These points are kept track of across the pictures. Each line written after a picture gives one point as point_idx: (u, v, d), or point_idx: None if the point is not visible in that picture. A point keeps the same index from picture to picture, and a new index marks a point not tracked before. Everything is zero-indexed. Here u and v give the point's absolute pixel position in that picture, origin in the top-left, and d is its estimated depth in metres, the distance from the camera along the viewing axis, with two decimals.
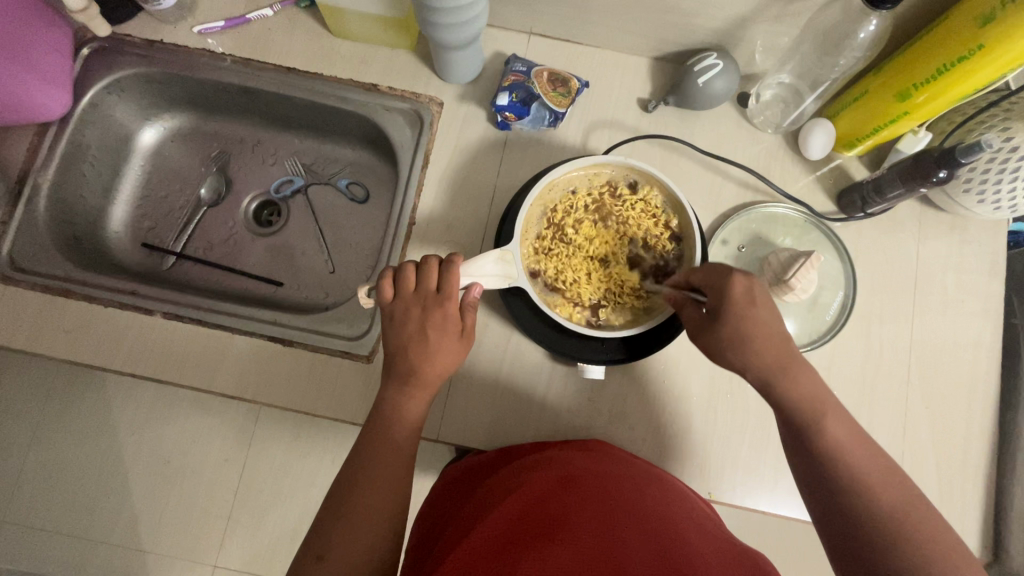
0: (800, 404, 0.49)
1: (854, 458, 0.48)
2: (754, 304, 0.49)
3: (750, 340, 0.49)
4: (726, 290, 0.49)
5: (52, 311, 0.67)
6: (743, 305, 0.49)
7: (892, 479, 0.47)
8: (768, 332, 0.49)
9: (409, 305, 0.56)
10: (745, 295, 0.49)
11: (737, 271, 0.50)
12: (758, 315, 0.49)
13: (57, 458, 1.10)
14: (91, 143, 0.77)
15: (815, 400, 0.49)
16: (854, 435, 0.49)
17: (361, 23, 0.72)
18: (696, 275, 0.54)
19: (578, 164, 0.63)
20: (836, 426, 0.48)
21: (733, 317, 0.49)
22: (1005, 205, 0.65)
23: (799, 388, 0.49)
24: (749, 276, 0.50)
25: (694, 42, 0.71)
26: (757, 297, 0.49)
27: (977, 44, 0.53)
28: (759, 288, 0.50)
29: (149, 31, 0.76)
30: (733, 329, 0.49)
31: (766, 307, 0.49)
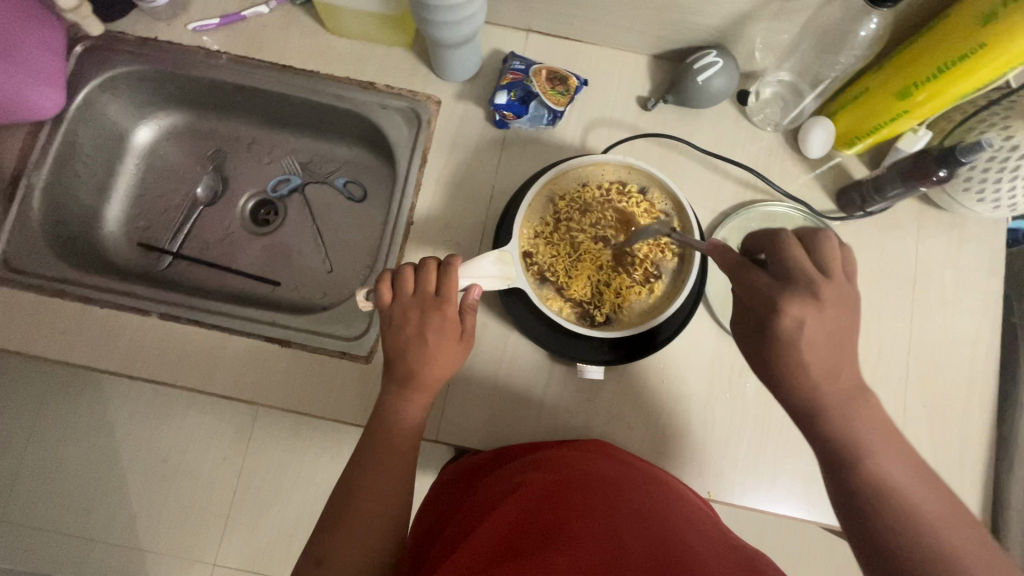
0: (846, 442, 0.45)
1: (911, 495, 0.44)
2: (806, 339, 0.45)
3: (791, 369, 0.46)
4: (773, 322, 0.45)
5: (48, 312, 0.66)
6: (789, 340, 0.45)
7: (958, 520, 0.43)
8: (813, 364, 0.45)
9: (408, 308, 0.56)
10: (795, 325, 0.45)
11: (785, 300, 0.44)
12: (804, 353, 0.45)
13: (54, 456, 1.10)
14: (85, 142, 0.77)
15: (864, 437, 0.45)
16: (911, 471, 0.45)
17: (358, 20, 0.71)
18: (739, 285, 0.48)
19: (597, 160, 0.64)
20: (886, 464, 0.45)
21: (773, 346, 0.46)
22: (1004, 203, 0.65)
23: (852, 426, 0.45)
24: (804, 305, 0.44)
25: (694, 39, 0.71)
26: (808, 329, 0.45)
27: (977, 42, 0.53)
28: (813, 319, 0.45)
29: (143, 28, 0.75)
30: (772, 356, 0.46)
31: (818, 343, 0.45)
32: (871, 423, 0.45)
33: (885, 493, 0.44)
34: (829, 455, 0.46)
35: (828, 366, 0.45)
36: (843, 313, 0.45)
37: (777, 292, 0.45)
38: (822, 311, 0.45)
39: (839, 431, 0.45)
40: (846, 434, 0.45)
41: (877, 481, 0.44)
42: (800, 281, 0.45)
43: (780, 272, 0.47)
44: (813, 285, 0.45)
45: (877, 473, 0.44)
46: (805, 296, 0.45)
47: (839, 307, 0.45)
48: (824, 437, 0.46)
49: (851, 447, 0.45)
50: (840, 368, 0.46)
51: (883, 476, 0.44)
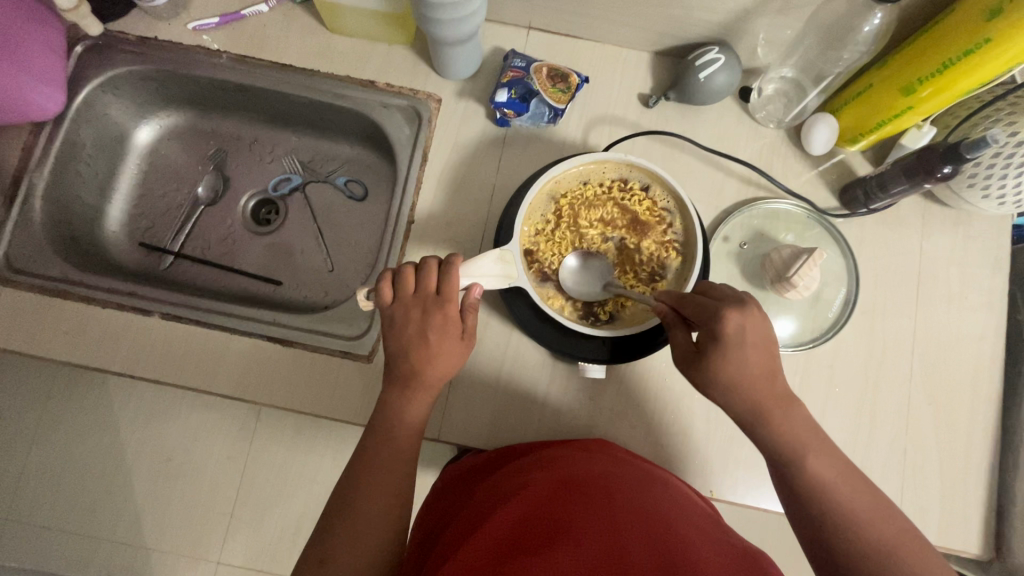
0: (782, 441, 0.50)
1: (840, 492, 0.48)
2: (745, 344, 0.48)
3: (731, 380, 0.49)
4: (720, 328, 0.48)
5: (51, 312, 0.66)
6: (732, 345, 0.48)
7: (882, 513, 0.48)
8: (749, 372, 0.49)
9: (409, 307, 0.56)
10: (737, 332, 0.48)
11: (727, 307, 0.48)
12: (743, 357, 0.48)
13: (59, 456, 1.10)
14: (86, 143, 0.77)
15: (797, 440, 0.49)
16: (840, 471, 0.49)
17: (357, 18, 0.71)
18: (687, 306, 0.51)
19: (599, 158, 0.63)
20: (819, 463, 0.49)
21: (719, 355, 0.48)
22: (1009, 199, 0.65)
23: (788, 429, 0.50)
24: (743, 311, 0.48)
25: (696, 35, 0.70)
26: (748, 334, 0.48)
27: (984, 37, 0.52)
28: (750, 325, 0.48)
29: (143, 28, 0.75)
30: (718, 365, 0.48)
31: (755, 349, 0.48)
32: (804, 427, 0.50)
33: (815, 491, 0.49)
34: (768, 455, 0.51)
35: (764, 373, 0.49)
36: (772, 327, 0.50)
37: (719, 305, 0.49)
38: (755, 319, 0.49)
39: (776, 435, 0.50)
40: (781, 438, 0.50)
41: (809, 479, 0.49)
42: (732, 295, 0.50)
43: (716, 292, 0.52)
44: (746, 298, 0.50)
45: (808, 473, 0.49)
46: (740, 305, 0.49)
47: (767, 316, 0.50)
48: (762, 441, 0.51)
49: (786, 448, 0.50)
50: (775, 373, 0.50)
51: (814, 476, 0.49)
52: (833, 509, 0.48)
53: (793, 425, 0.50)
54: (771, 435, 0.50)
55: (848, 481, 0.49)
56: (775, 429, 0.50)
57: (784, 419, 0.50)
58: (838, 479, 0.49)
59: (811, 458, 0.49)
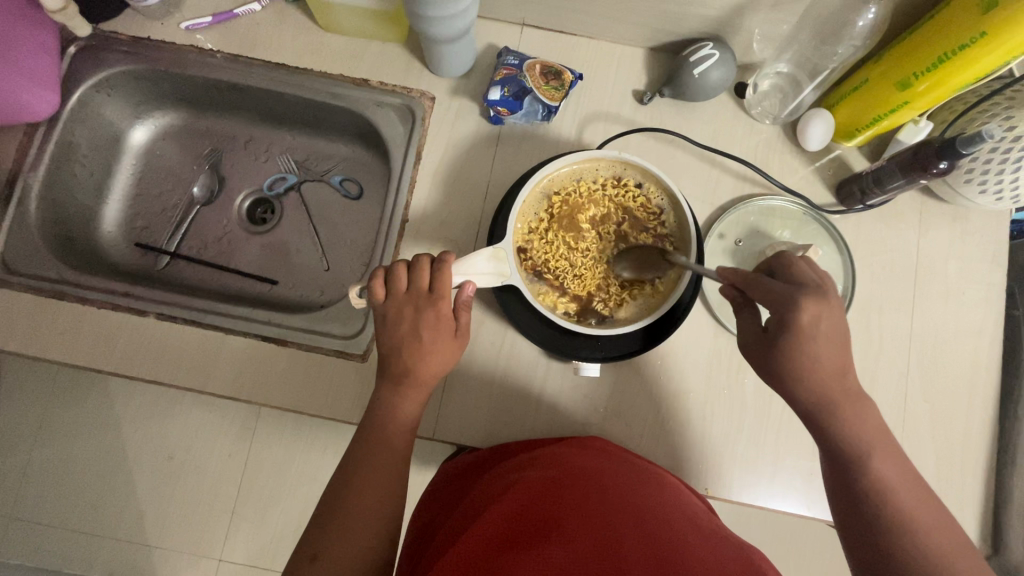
0: (847, 439, 0.48)
1: (899, 496, 0.47)
2: (818, 335, 0.47)
3: (799, 372, 0.48)
4: (793, 317, 0.47)
5: (47, 313, 0.67)
6: (804, 336, 0.47)
7: (935, 520, 0.46)
8: (821, 365, 0.48)
9: (402, 305, 0.55)
10: (812, 323, 0.47)
11: (805, 298, 0.47)
12: (814, 349, 0.47)
13: (62, 455, 1.11)
14: (81, 143, 0.77)
15: (865, 439, 0.48)
16: (903, 475, 0.48)
17: (351, 16, 0.70)
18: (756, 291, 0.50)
19: (594, 156, 0.63)
20: (883, 465, 0.48)
21: (792, 345, 0.47)
22: (1007, 194, 0.64)
23: (855, 427, 0.48)
24: (821, 303, 0.47)
25: (691, 31, 0.70)
26: (823, 326, 0.47)
27: (980, 31, 0.52)
28: (827, 318, 0.47)
29: (137, 28, 0.75)
30: (788, 356, 0.48)
31: (827, 341, 0.47)
32: (874, 427, 0.48)
33: (878, 492, 0.47)
34: (833, 449, 0.49)
35: (836, 366, 0.48)
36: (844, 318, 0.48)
37: (796, 293, 0.47)
38: (833, 311, 0.47)
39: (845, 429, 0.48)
40: (851, 434, 0.48)
41: (872, 480, 0.48)
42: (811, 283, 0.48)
43: (786, 276, 0.50)
44: (824, 289, 0.48)
45: (872, 473, 0.48)
46: (817, 294, 0.48)
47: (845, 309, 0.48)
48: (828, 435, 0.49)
49: (854, 445, 0.48)
50: (846, 369, 0.49)
51: (874, 475, 0.47)
52: (889, 512, 0.46)
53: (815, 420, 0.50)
54: (842, 429, 0.48)
55: (906, 483, 0.48)
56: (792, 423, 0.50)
57: (858, 416, 0.48)
58: (895, 482, 0.47)
59: (877, 459, 0.48)
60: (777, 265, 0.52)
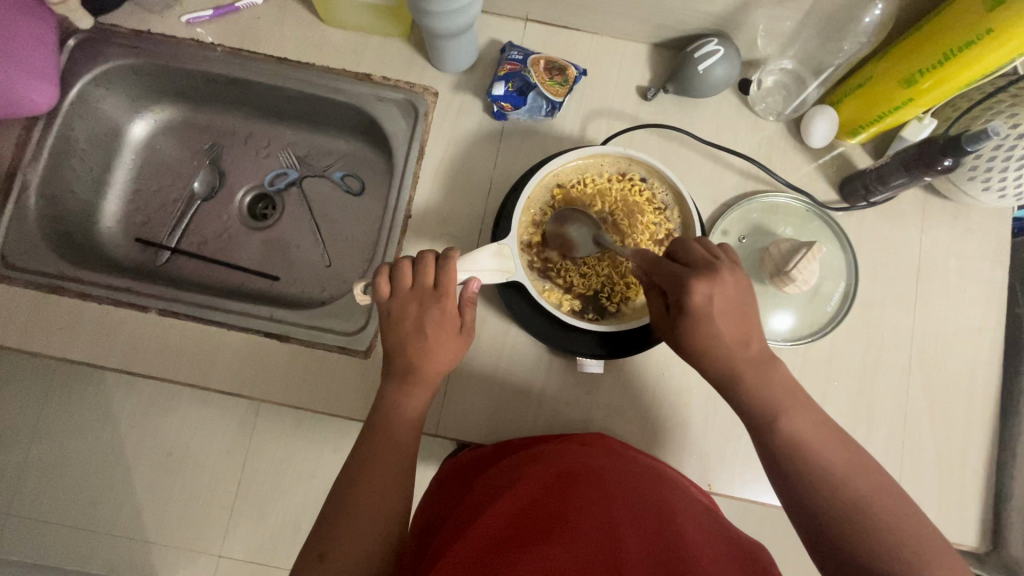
0: (759, 405, 0.49)
1: (820, 452, 0.47)
2: (714, 312, 0.48)
3: (704, 348, 0.49)
4: (686, 300, 0.48)
5: (46, 309, 0.66)
6: (700, 315, 0.48)
7: (859, 470, 0.47)
8: (721, 339, 0.48)
9: (406, 302, 0.55)
10: (705, 303, 0.47)
11: (694, 279, 0.47)
12: (711, 326, 0.48)
13: (59, 452, 1.10)
14: (80, 137, 0.76)
15: (772, 400, 0.48)
16: (818, 432, 0.48)
17: (353, 9, 0.70)
18: (659, 274, 0.51)
19: (599, 152, 0.63)
20: (795, 423, 0.48)
21: (689, 326, 0.48)
22: (1010, 192, 0.64)
23: (763, 389, 0.49)
24: (710, 281, 0.47)
25: (695, 27, 0.69)
26: (716, 304, 0.48)
27: (986, 27, 0.52)
28: (719, 294, 0.48)
29: (136, 21, 0.74)
30: (688, 336, 0.49)
31: (722, 316, 0.48)
32: (780, 386, 0.49)
33: (794, 452, 0.47)
34: (744, 415, 0.50)
35: (737, 336, 0.49)
36: (741, 292, 0.48)
37: (687, 275, 0.48)
38: (724, 287, 0.48)
39: (752, 395, 0.49)
40: (758, 396, 0.49)
41: (789, 442, 0.48)
42: (701, 262, 0.49)
43: (686, 257, 0.51)
44: (715, 265, 0.48)
45: (783, 435, 0.48)
46: (709, 274, 0.48)
47: (738, 281, 0.48)
48: (739, 401, 0.50)
49: (762, 407, 0.49)
50: (746, 338, 0.49)
51: (789, 434, 0.48)
52: (810, 469, 0.47)
53: (769, 388, 0.49)
54: (750, 395, 0.49)
55: (824, 437, 0.48)
56: (749, 395, 0.49)
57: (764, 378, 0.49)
58: (813, 437, 0.48)
59: (786, 417, 0.48)
60: (676, 244, 0.52)
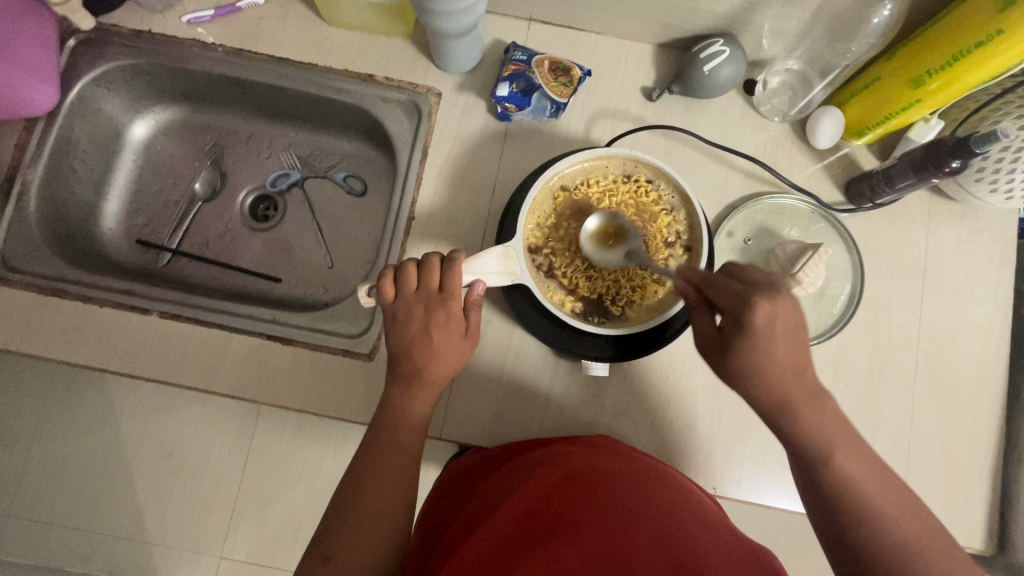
0: (813, 441, 0.45)
1: (869, 490, 0.45)
2: (775, 334, 0.45)
3: (762, 375, 0.45)
4: (748, 319, 0.44)
5: (48, 311, 0.65)
6: (760, 336, 0.45)
7: (906, 508, 0.45)
8: (781, 366, 0.45)
9: (412, 304, 0.55)
10: (767, 323, 0.45)
11: (759, 298, 0.44)
12: (773, 350, 0.45)
13: (60, 453, 1.10)
14: (81, 138, 0.75)
15: (828, 438, 0.45)
16: (869, 468, 0.46)
17: (355, 9, 0.69)
18: (715, 291, 0.48)
19: (605, 154, 0.63)
20: (849, 461, 0.45)
21: (748, 347, 0.45)
22: (1017, 194, 0.64)
23: (819, 424, 0.45)
24: (774, 301, 0.45)
25: (701, 27, 0.69)
26: (779, 326, 0.45)
27: (996, 28, 0.51)
28: (782, 316, 0.45)
29: (137, 21, 0.74)
30: (744, 360, 0.45)
31: (784, 340, 0.45)
32: (837, 423, 0.46)
33: (844, 490, 0.45)
34: (794, 450, 0.47)
35: (796, 363, 0.46)
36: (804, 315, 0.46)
37: (750, 294, 0.45)
38: (788, 309, 0.45)
39: (806, 427, 0.46)
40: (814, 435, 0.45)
41: (840, 478, 0.45)
42: (765, 282, 0.46)
43: (745, 276, 0.48)
44: (778, 286, 0.46)
45: (838, 473, 0.45)
46: (773, 294, 0.45)
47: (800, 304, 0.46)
48: (789, 433, 0.46)
49: (815, 443, 0.45)
50: (804, 368, 0.46)
51: (842, 473, 0.45)
52: (860, 510, 0.45)
53: (822, 421, 0.45)
54: (796, 429, 0.46)
55: (875, 474, 0.46)
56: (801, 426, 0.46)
57: (817, 412, 0.46)
58: (864, 476, 0.45)
59: (841, 454, 0.45)
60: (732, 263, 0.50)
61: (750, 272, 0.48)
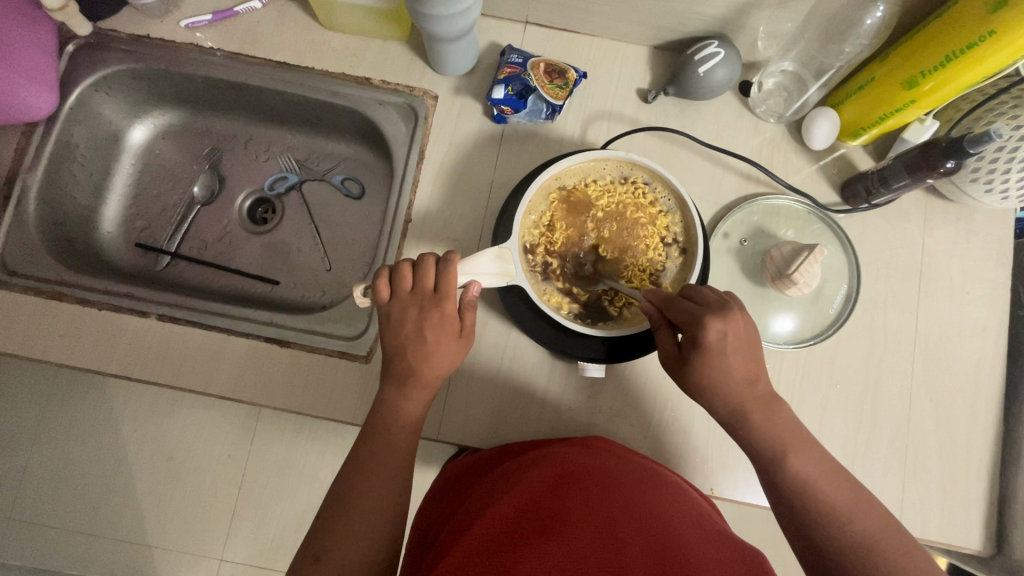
0: (767, 441, 0.50)
1: (825, 490, 0.48)
2: (727, 349, 0.49)
3: (716, 386, 0.50)
4: (700, 336, 0.49)
5: (46, 314, 0.66)
6: (713, 351, 0.49)
7: (865, 509, 0.47)
8: (733, 378, 0.49)
9: (406, 305, 0.55)
10: (719, 340, 0.49)
11: (710, 315, 0.49)
12: (725, 363, 0.49)
13: (61, 456, 1.10)
14: (80, 142, 0.76)
15: (779, 439, 0.49)
16: (824, 471, 0.49)
17: (351, 13, 0.70)
18: (672, 310, 0.52)
19: (601, 155, 0.63)
20: (802, 462, 0.49)
21: (701, 362, 0.49)
22: (1012, 194, 0.64)
23: (770, 428, 0.50)
24: (724, 319, 0.49)
25: (696, 29, 0.69)
26: (730, 341, 0.49)
27: (987, 30, 0.52)
28: (732, 331, 0.49)
29: (135, 26, 0.74)
30: (700, 374, 0.49)
31: (732, 354, 0.49)
32: (785, 425, 0.50)
33: (801, 490, 0.48)
34: (753, 456, 0.51)
35: (746, 373, 0.50)
36: (751, 330, 0.50)
37: (702, 312, 0.49)
38: (737, 324, 0.49)
39: (760, 432, 0.50)
40: (765, 436, 0.50)
41: (796, 479, 0.48)
42: (715, 300, 0.51)
43: (699, 295, 0.52)
44: (728, 304, 0.50)
45: (791, 474, 0.49)
46: (723, 312, 0.49)
47: (749, 320, 0.50)
48: (746, 437, 0.51)
49: (768, 446, 0.50)
50: (755, 376, 0.50)
51: (797, 473, 0.48)
52: (819, 508, 0.47)
53: (776, 426, 0.50)
54: (757, 433, 0.50)
55: (830, 476, 0.49)
56: (757, 431, 0.50)
57: (767, 416, 0.50)
58: (819, 476, 0.48)
59: (793, 456, 0.49)
60: (688, 284, 0.54)
61: (704, 292, 0.52)
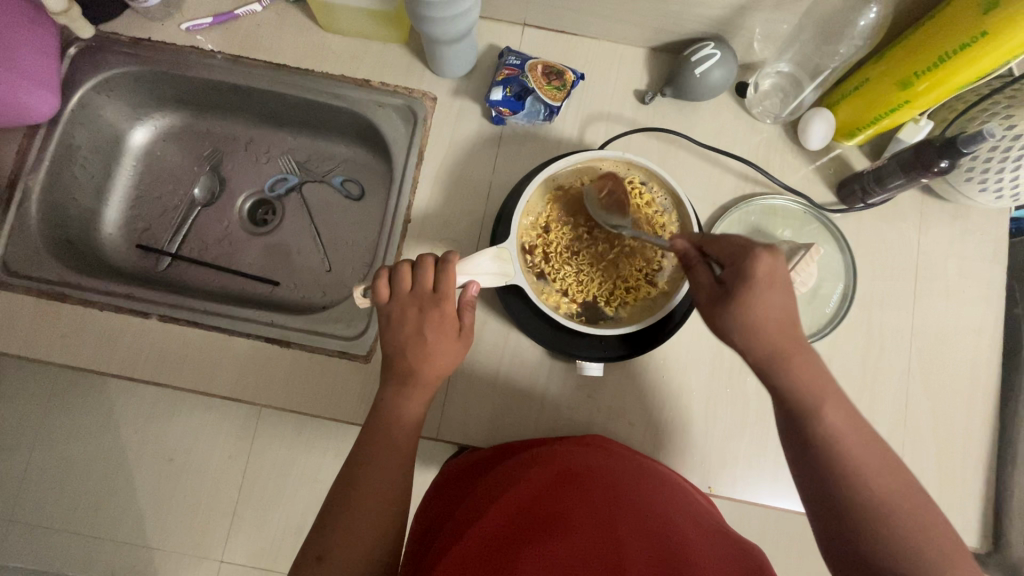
0: (800, 394, 0.46)
1: (852, 448, 0.45)
2: (773, 285, 0.46)
3: (756, 325, 0.46)
4: (748, 267, 0.46)
5: (48, 316, 0.66)
6: (760, 286, 0.46)
7: (888, 469, 0.46)
8: (775, 318, 0.46)
9: (406, 306, 0.55)
10: (767, 274, 0.46)
11: (760, 249, 0.46)
12: (771, 300, 0.46)
13: (61, 457, 1.11)
14: (81, 145, 0.77)
15: (814, 391, 0.46)
16: (856, 426, 0.46)
17: (351, 16, 0.70)
18: (717, 246, 0.49)
19: (597, 156, 0.63)
20: (835, 417, 0.46)
21: (746, 295, 0.46)
22: (1007, 193, 0.65)
23: (806, 380, 0.46)
24: (774, 254, 0.46)
25: (692, 31, 0.70)
26: (778, 279, 0.46)
27: (980, 30, 0.52)
28: (780, 270, 0.46)
29: (136, 29, 0.75)
30: (742, 309, 0.46)
31: (780, 291, 0.46)
32: (822, 378, 0.46)
33: (827, 446, 0.46)
34: (782, 406, 0.48)
35: (788, 319, 0.46)
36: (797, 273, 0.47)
37: (752, 246, 0.47)
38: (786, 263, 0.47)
39: (795, 381, 0.46)
40: (799, 389, 0.46)
41: (823, 434, 0.46)
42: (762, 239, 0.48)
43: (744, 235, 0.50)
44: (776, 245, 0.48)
45: (821, 428, 0.46)
46: (773, 249, 0.47)
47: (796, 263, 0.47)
48: (777, 387, 0.47)
49: (802, 398, 0.46)
50: (796, 322, 0.47)
51: (828, 429, 0.46)
52: (841, 467, 0.45)
53: (813, 377, 0.46)
54: (792, 384, 0.46)
55: (860, 432, 0.46)
56: (794, 381, 0.46)
57: (805, 367, 0.47)
58: (849, 433, 0.46)
59: (827, 409, 0.46)
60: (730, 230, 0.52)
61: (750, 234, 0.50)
